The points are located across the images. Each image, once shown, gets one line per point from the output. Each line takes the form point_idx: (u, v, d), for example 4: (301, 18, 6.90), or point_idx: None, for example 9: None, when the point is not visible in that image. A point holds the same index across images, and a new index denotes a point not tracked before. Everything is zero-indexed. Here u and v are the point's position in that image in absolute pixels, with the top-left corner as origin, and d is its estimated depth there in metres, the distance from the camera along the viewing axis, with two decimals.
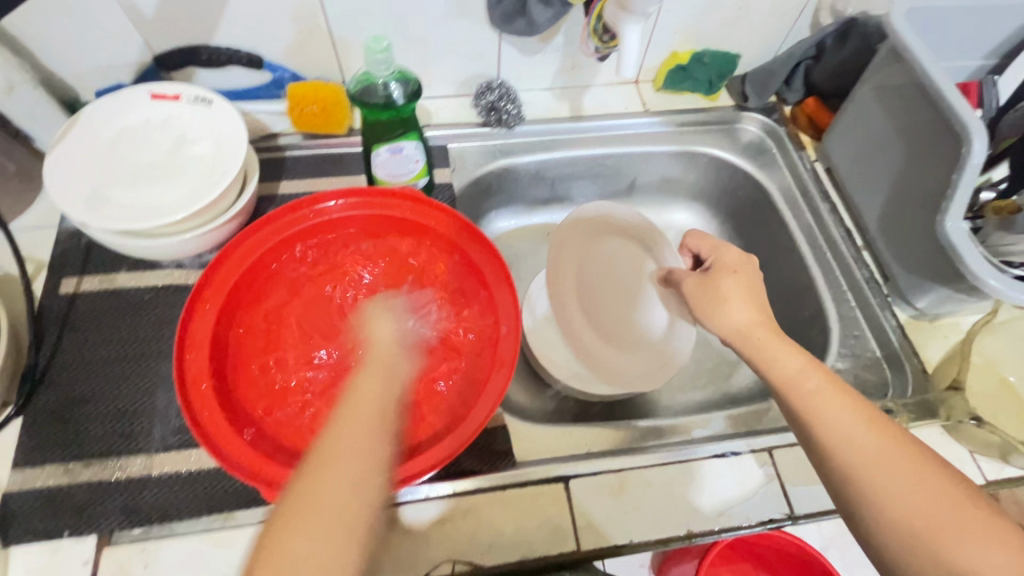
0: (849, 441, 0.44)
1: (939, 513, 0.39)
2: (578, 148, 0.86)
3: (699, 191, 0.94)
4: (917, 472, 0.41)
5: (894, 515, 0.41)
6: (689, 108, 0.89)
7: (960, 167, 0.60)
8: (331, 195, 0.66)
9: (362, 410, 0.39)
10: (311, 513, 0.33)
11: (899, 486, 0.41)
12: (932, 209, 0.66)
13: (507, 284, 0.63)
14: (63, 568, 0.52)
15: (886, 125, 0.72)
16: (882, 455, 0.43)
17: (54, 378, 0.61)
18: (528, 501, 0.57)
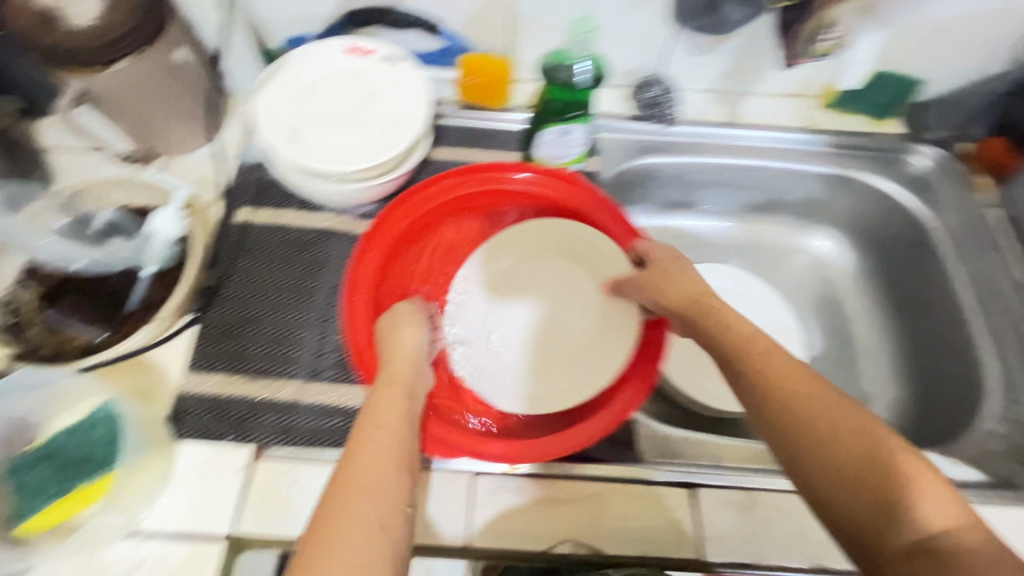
0: (799, 398, 0.45)
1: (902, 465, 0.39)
2: (728, 156, 0.84)
3: (845, 218, 0.89)
4: (868, 421, 0.42)
5: (873, 476, 0.39)
6: (855, 130, 0.84)
7: None
8: (518, 167, 0.69)
9: (372, 463, 0.45)
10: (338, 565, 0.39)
11: (850, 433, 0.42)
12: None
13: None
14: (223, 471, 0.57)
15: None
16: (841, 407, 0.43)
17: (226, 296, 0.66)
18: (654, 499, 0.57)
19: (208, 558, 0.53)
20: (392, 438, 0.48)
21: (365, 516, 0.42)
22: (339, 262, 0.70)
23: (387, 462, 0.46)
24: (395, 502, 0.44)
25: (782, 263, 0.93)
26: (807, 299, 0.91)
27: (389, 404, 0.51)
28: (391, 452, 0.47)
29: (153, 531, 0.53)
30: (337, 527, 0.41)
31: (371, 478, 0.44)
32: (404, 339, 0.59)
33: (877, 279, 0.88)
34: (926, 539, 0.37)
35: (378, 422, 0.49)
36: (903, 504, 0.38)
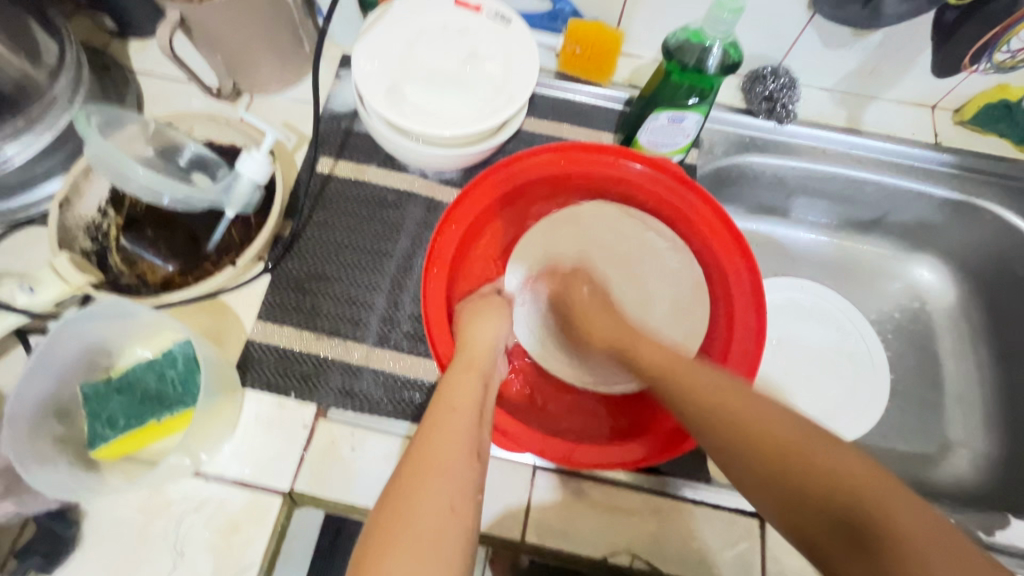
0: (719, 413, 0.44)
1: (832, 463, 0.37)
2: (842, 163, 0.76)
3: (955, 249, 0.81)
4: (783, 421, 0.41)
5: (792, 479, 0.38)
6: (990, 153, 0.76)
7: None
8: (638, 158, 0.65)
9: (444, 439, 0.44)
10: (410, 535, 0.38)
11: (766, 441, 0.40)
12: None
13: (756, 330, 0.61)
14: (289, 426, 0.56)
15: None
16: (754, 411, 0.42)
17: (301, 247, 0.65)
18: (719, 523, 0.55)
19: (265, 511, 0.53)
20: (462, 416, 0.47)
21: (438, 493, 0.41)
22: (416, 227, 0.68)
23: (460, 439, 0.45)
24: (466, 480, 0.43)
25: (872, 288, 0.86)
26: (899, 329, 0.83)
27: (462, 386, 0.50)
28: (466, 432, 0.46)
29: (215, 475, 0.54)
30: (411, 496, 0.40)
31: (445, 452, 0.43)
32: (481, 328, 0.58)
33: (982, 319, 0.80)
34: (863, 543, 0.34)
35: (453, 403, 0.48)
36: (828, 506, 0.36)
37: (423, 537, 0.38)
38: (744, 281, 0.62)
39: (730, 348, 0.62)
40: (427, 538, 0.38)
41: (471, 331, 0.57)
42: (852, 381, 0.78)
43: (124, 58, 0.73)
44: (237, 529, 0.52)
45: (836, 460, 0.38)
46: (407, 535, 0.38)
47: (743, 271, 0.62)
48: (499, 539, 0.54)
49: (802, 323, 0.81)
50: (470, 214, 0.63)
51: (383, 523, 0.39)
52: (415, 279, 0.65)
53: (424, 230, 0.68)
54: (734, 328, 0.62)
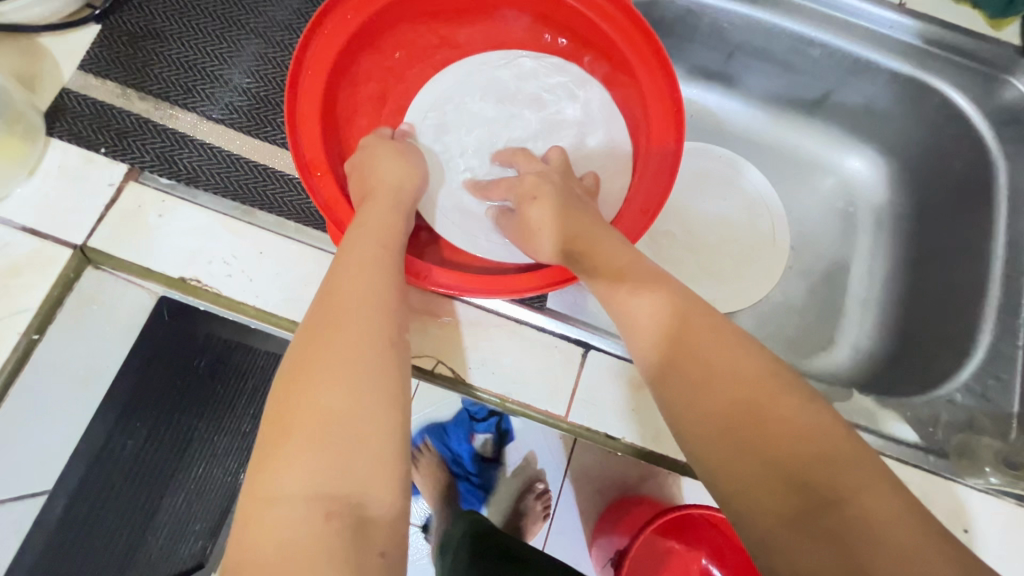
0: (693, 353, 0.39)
1: (824, 438, 0.35)
2: (788, 16, 0.67)
3: (899, 141, 0.73)
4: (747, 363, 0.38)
5: (744, 430, 0.36)
6: (958, 24, 0.66)
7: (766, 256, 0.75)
8: None
9: (369, 279, 0.43)
10: (330, 365, 0.38)
11: (726, 392, 0.37)
12: (928, 298, 0.67)
13: (667, 180, 0.54)
14: (89, 181, 0.51)
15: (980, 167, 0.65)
16: (722, 359, 0.38)
17: (144, 2, 0.57)
18: (540, 348, 0.55)
19: (52, 260, 0.49)
20: (377, 253, 0.46)
21: (373, 315, 0.41)
22: (288, 10, 0.58)
23: (381, 282, 0.43)
24: (385, 329, 0.41)
25: (804, 178, 0.80)
26: (817, 224, 0.78)
27: (385, 225, 0.48)
28: (386, 274, 0.45)
29: (2, 219, 0.49)
30: (333, 337, 0.39)
31: (372, 298, 0.42)
32: (386, 167, 0.54)
33: (906, 219, 0.74)
34: (814, 511, 0.33)
35: (387, 237, 0.47)
36: (780, 465, 0.34)
37: (351, 351, 0.39)
38: (667, 131, 0.55)
39: (629, 204, 0.56)
40: (347, 368, 0.38)
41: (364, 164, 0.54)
42: (752, 264, 0.75)
43: None
44: (19, 273, 0.49)
45: (804, 425, 0.35)
46: (324, 377, 0.38)
47: (669, 119, 0.54)
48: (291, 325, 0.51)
49: (709, 198, 0.77)
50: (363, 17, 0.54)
51: (308, 341, 0.40)
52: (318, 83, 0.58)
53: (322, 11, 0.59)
54: (651, 184, 0.55)
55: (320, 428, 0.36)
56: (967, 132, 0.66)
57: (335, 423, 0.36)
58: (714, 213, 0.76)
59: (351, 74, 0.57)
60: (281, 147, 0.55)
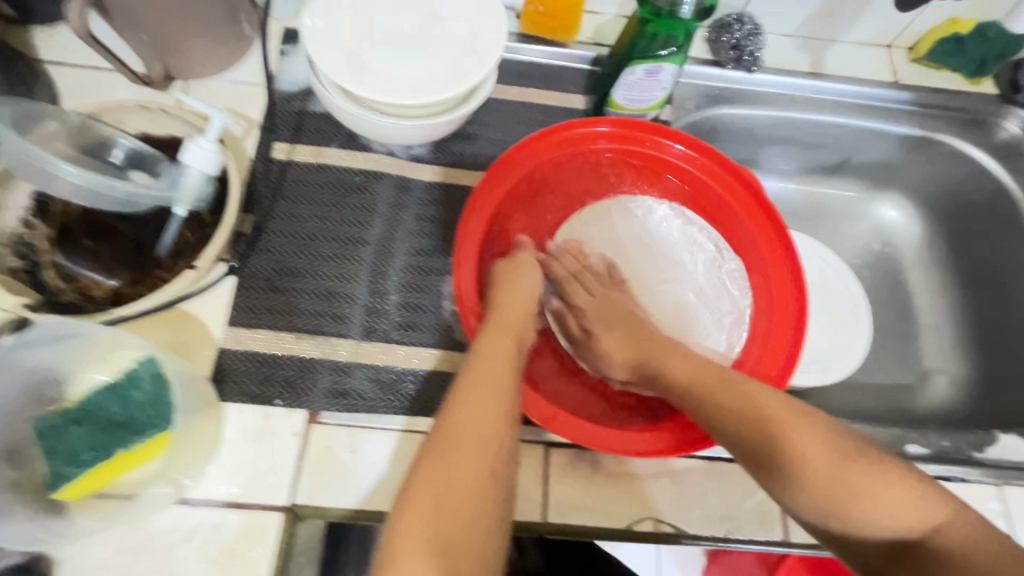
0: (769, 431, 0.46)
1: (813, 452, 0.44)
2: (807, 109, 0.77)
3: (920, 184, 0.84)
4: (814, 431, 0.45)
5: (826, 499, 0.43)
6: (945, 87, 0.78)
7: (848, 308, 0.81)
8: (685, 138, 0.64)
9: (479, 412, 0.44)
10: (439, 492, 0.39)
11: (782, 443, 0.45)
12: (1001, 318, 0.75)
13: (797, 305, 0.60)
14: (277, 434, 0.52)
15: (1004, 196, 0.76)
16: (786, 430, 0.45)
17: (267, 243, 0.59)
18: (738, 479, 0.55)
19: (265, 529, 0.49)
20: (494, 383, 0.46)
21: (482, 437, 0.42)
22: (404, 217, 0.63)
23: (492, 409, 0.44)
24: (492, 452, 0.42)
25: (845, 230, 0.88)
26: (872, 267, 0.86)
27: (503, 355, 0.49)
28: (498, 396, 0.45)
29: (203, 500, 0.49)
30: (444, 468, 0.40)
31: (488, 429, 0.43)
32: (516, 291, 0.56)
33: (945, 251, 0.83)
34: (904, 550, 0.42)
35: (499, 361, 0.48)
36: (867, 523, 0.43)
37: (464, 473, 0.40)
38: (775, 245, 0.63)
39: (752, 339, 0.62)
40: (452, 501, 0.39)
41: (501, 295, 0.55)
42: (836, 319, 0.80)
43: (29, 49, 0.64)
44: (236, 554, 0.48)
45: (877, 481, 0.43)
46: (440, 499, 0.38)
47: (769, 226, 0.63)
48: (519, 526, 0.52)
49: None
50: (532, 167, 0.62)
51: (425, 462, 0.41)
52: (445, 273, 0.61)
53: (440, 211, 0.64)
54: (771, 303, 0.61)
55: (426, 545, 0.36)
56: (981, 170, 0.77)
57: (437, 549, 0.37)
58: None
59: (494, 228, 0.63)
60: (439, 347, 0.57)
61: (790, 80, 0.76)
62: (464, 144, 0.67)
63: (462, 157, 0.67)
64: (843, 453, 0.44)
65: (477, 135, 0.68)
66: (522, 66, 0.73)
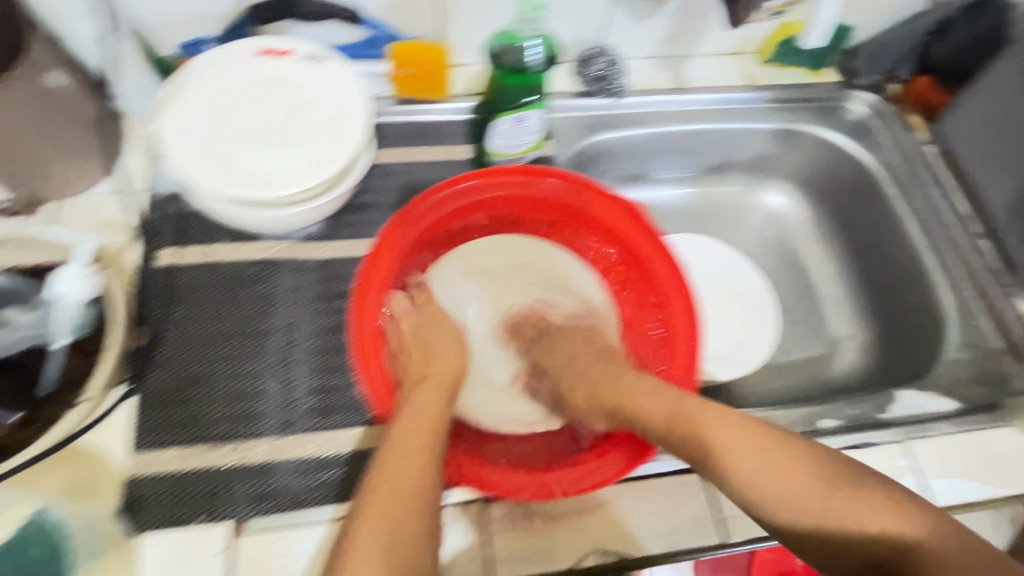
0: (684, 433, 0.51)
1: (736, 454, 0.48)
2: (678, 122, 0.83)
3: (796, 170, 0.90)
4: (736, 430, 0.49)
5: (752, 492, 0.46)
6: (793, 83, 0.85)
7: (758, 296, 0.85)
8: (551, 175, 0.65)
9: (388, 510, 0.44)
10: None
11: (706, 441, 0.50)
12: (887, 281, 0.81)
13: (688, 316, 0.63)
14: (199, 557, 0.50)
15: (863, 171, 0.83)
16: (710, 429, 0.50)
17: (164, 356, 0.57)
18: (669, 493, 0.57)
19: None
20: (407, 471, 0.46)
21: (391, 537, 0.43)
22: (304, 300, 0.62)
23: (404, 506, 0.44)
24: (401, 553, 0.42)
25: (741, 223, 0.93)
26: (772, 251, 0.92)
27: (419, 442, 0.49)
28: (411, 489, 0.45)
29: None
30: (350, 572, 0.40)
31: (393, 526, 0.43)
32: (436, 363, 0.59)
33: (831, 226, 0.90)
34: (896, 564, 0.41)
35: (412, 446, 0.48)
36: (847, 541, 0.43)
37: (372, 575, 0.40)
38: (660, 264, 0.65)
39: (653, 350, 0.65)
40: None
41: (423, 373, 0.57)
42: (748, 312, 0.84)
43: None
44: None
45: (799, 480, 0.45)
46: None
47: (660, 261, 0.65)
48: None
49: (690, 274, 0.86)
50: (414, 231, 0.63)
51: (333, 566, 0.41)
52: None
53: (343, 287, 0.64)
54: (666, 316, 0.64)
55: None
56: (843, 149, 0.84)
57: None
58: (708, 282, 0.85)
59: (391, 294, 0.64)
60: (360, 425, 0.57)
61: (657, 97, 0.82)
62: (354, 214, 0.68)
63: (358, 227, 0.67)
64: (773, 457, 0.47)
65: (370, 203, 0.69)
66: (402, 126, 0.74)
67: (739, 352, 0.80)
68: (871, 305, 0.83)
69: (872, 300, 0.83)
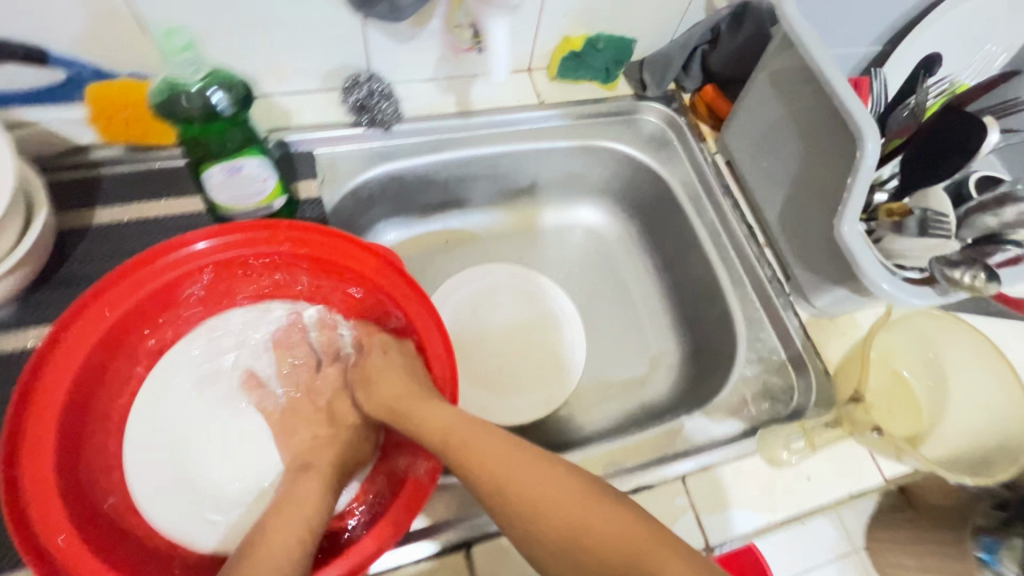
0: (505, 480, 0.48)
1: (578, 509, 0.46)
2: (469, 148, 0.77)
3: (605, 185, 0.88)
4: (495, 444, 0.51)
5: (569, 538, 0.45)
6: (587, 99, 0.82)
7: (568, 322, 0.83)
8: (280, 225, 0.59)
9: None
10: None
11: (526, 481, 0.48)
12: (693, 295, 0.80)
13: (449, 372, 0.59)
14: None
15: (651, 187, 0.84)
16: (521, 469, 0.49)
17: None
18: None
19: None
20: None
21: None
22: None
23: None
24: None
25: (558, 244, 0.90)
26: (591, 270, 0.89)
27: None
28: None
29: None
30: None
31: None
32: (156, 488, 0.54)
33: (644, 240, 0.88)
34: None
35: None
36: (594, 553, 0.44)
37: None
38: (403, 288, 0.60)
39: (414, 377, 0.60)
40: None
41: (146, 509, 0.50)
42: (556, 342, 0.81)
43: None
44: None
45: (615, 527, 0.45)
46: None
47: (422, 307, 0.60)
48: None
49: (495, 305, 0.83)
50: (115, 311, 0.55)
51: None
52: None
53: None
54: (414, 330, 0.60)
55: None
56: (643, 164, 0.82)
57: None
58: (515, 314, 0.83)
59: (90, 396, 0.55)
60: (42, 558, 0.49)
61: (441, 123, 0.76)
62: (61, 292, 0.58)
63: (60, 309, 0.57)
64: (589, 508, 0.46)
65: (85, 277, 0.59)
66: (128, 178, 0.64)
67: (544, 386, 0.78)
68: (682, 321, 0.82)
69: (684, 316, 0.82)
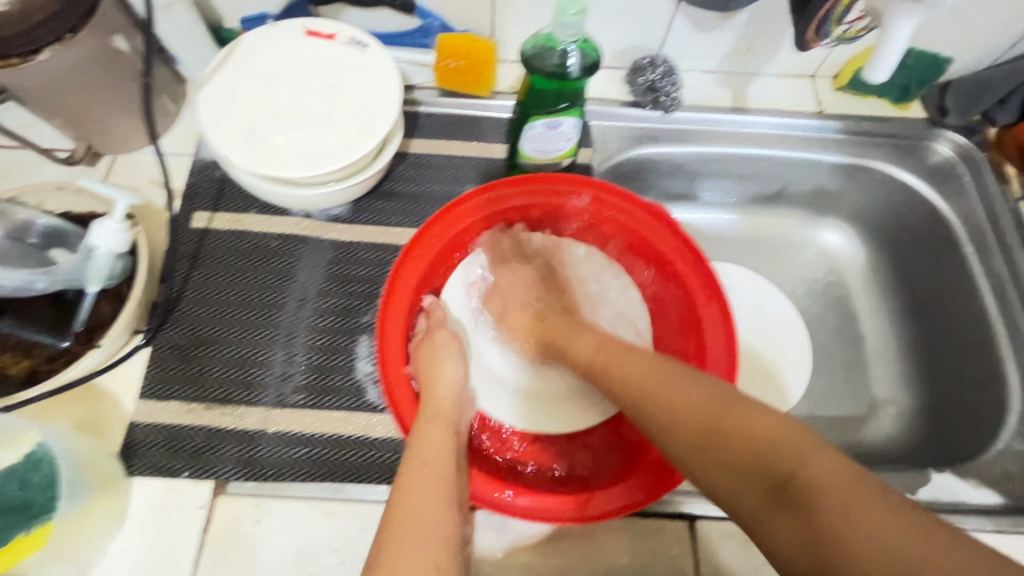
0: (689, 424, 0.43)
1: (778, 451, 0.38)
2: (735, 144, 0.77)
3: (860, 210, 0.82)
4: (640, 366, 0.49)
5: (770, 483, 0.38)
6: (872, 114, 0.78)
7: (797, 341, 0.79)
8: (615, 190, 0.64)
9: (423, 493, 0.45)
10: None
11: (716, 428, 0.42)
12: (948, 346, 0.73)
13: (724, 327, 0.61)
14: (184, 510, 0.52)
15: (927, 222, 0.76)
16: (712, 412, 0.43)
17: (181, 313, 0.61)
18: (649, 531, 0.54)
19: None
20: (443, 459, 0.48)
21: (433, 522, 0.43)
22: (312, 278, 0.63)
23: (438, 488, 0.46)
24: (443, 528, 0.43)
25: (790, 260, 0.85)
26: (823, 294, 0.83)
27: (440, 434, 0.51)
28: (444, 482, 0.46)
29: None
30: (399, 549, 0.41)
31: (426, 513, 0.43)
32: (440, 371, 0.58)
33: (891, 276, 0.81)
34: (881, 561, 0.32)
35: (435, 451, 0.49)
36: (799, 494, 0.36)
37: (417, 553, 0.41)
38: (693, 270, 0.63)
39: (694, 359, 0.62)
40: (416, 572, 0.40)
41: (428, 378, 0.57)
42: (778, 357, 0.77)
43: None
44: None
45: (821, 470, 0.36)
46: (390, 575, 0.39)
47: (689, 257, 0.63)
48: None
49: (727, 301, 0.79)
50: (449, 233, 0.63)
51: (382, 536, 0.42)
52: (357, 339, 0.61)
53: (361, 270, 0.64)
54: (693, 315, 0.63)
55: None
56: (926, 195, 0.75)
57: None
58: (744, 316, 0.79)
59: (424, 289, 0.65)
60: (345, 408, 0.58)
61: (713, 114, 0.77)
62: (380, 200, 0.68)
63: (378, 215, 0.68)
64: (794, 442, 0.38)
65: (398, 193, 0.69)
66: (440, 118, 0.73)
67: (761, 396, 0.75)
68: (923, 372, 0.75)
69: (928, 367, 0.75)
